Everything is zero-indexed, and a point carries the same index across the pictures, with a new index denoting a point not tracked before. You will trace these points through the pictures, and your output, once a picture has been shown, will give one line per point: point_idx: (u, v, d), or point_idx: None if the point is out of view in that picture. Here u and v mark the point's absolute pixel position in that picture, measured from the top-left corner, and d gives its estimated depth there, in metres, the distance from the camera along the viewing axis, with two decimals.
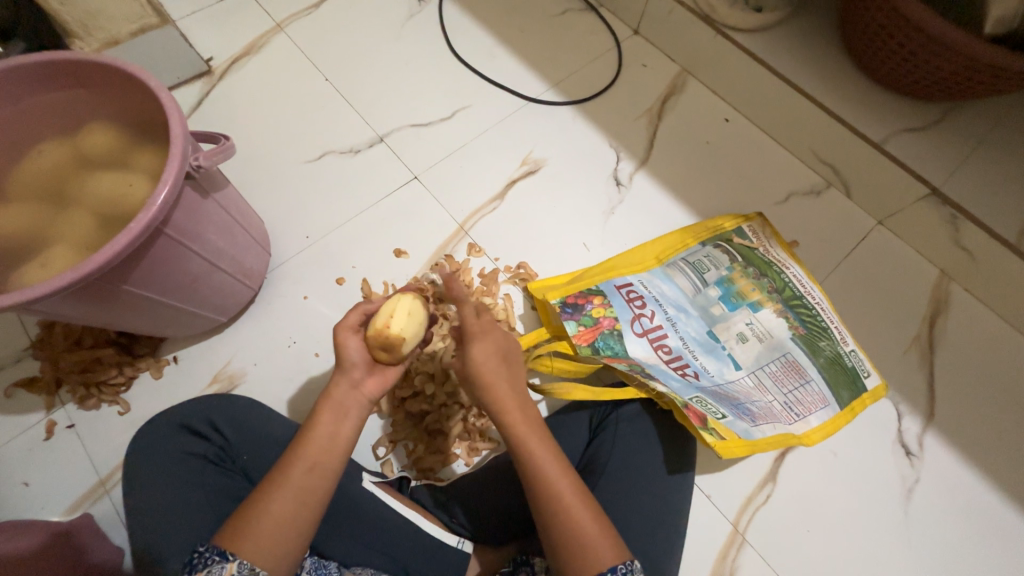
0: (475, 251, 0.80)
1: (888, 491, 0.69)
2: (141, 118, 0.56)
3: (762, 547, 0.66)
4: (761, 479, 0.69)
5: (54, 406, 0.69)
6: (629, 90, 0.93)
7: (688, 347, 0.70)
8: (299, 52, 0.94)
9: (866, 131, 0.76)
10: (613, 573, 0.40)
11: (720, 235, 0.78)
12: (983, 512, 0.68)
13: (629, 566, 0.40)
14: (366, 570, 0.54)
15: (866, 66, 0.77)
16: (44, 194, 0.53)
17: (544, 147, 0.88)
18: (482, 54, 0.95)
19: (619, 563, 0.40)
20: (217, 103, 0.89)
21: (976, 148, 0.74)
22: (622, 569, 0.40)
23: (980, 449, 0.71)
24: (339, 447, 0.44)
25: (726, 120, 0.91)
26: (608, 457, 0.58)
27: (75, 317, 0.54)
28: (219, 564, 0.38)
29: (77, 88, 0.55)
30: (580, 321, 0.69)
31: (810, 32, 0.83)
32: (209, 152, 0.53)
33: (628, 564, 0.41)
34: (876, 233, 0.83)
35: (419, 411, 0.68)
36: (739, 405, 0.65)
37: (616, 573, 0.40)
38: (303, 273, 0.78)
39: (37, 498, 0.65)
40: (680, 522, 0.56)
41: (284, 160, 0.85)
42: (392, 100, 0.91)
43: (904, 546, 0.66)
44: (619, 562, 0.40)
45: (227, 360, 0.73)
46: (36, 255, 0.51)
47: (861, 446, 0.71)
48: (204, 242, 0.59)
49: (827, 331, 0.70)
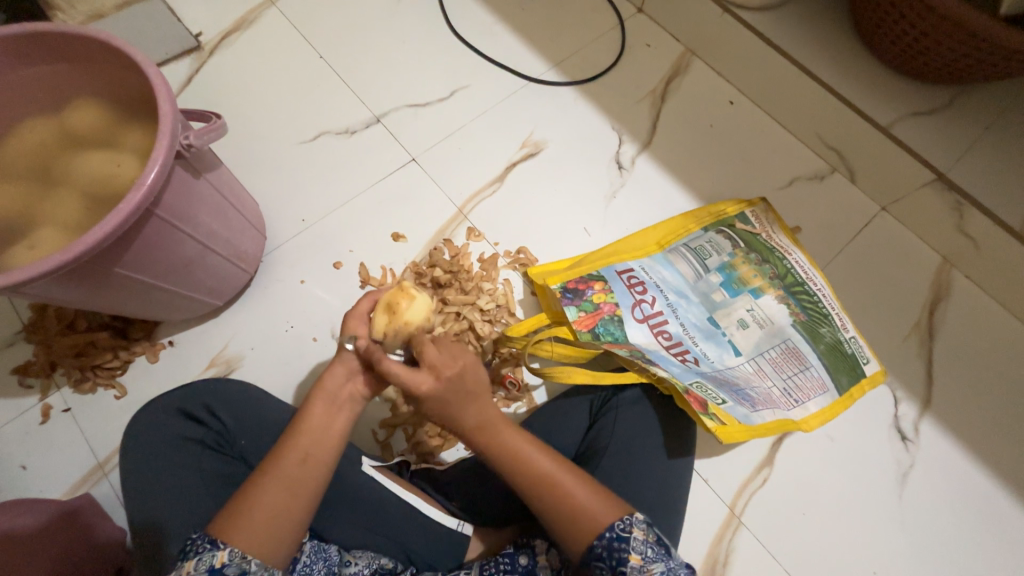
0: (474, 235, 0.79)
1: (883, 475, 0.70)
2: (128, 94, 0.54)
3: (758, 530, 0.67)
4: (758, 464, 0.70)
5: (49, 390, 0.69)
6: (632, 71, 0.90)
7: (688, 333, 0.70)
8: (292, 27, 0.91)
9: (873, 115, 0.75)
10: (612, 530, 0.41)
11: (722, 220, 0.77)
12: (974, 493, 0.69)
13: (627, 521, 0.42)
14: (367, 553, 0.55)
15: (876, 47, 0.75)
16: (31, 174, 0.52)
17: (544, 129, 0.86)
18: (482, 31, 0.92)
19: (616, 519, 0.42)
20: (207, 82, 0.86)
21: (985, 133, 0.73)
22: (620, 525, 0.41)
23: (973, 434, 0.71)
24: (325, 439, 0.44)
25: (731, 102, 0.89)
26: (608, 442, 0.59)
27: (65, 301, 0.52)
28: (209, 552, 0.38)
29: (58, 63, 0.53)
30: (580, 307, 0.68)
31: (820, 10, 0.80)
32: (200, 131, 0.51)
33: (626, 519, 0.42)
34: (878, 219, 0.83)
35: (419, 395, 0.67)
36: (740, 392, 0.66)
37: (614, 530, 0.41)
38: (300, 257, 0.77)
39: (36, 481, 0.65)
40: (679, 506, 0.57)
41: (279, 142, 0.83)
42: (388, 79, 0.88)
43: (895, 528, 0.68)
44: (615, 519, 0.42)
45: (223, 345, 0.72)
46: (22, 238, 0.50)
47: (857, 431, 0.71)
48: (198, 225, 0.57)
49: (828, 318, 0.70)
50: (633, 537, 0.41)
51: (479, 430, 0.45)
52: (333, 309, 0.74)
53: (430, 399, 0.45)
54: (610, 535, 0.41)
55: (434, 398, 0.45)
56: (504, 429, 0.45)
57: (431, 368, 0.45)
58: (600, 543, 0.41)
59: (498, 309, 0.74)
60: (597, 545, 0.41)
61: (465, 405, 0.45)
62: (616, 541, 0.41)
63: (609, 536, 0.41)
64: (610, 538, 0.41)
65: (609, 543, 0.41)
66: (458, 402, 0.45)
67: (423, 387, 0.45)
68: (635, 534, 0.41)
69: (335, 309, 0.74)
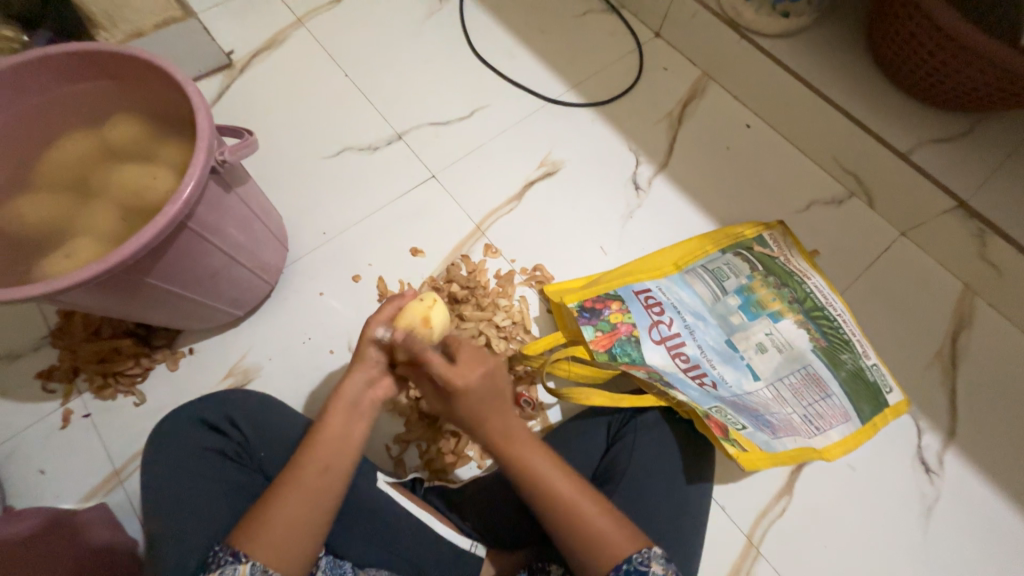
0: (491, 252, 0.79)
1: (907, 508, 0.68)
2: (167, 110, 0.56)
3: (777, 562, 0.65)
4: (777, 492, 0.68)
5: (71, 395, 0.70)
6: (649, 93, 0.92)
7: (706, 355, 0.69)
8: (319, 48, 0.94)
9: (893, 141, 0.75)
10: (629, 563, 0.41)
11: (740, 243, 0.77)
12: (1003, 530, 0.67)
13: (646, 553, 0.41)
14: (380, 572, 0.54)
15: (894, 75, 0.75)
16: (71, 185, 0.54)
17: (561, 149, 0.87)
18: (502, 53, 0.94)
19: (634, 552, 0.42)
20: (237, 98, 0.89)
21: (1007, 160, 0.72)
22: (637, 558, 0.41)
23: (1000, 467, 0.69)
24: (342, 450, 0.44)
25: (747, 125, 0.90)
26: (626, 465, 0.58)
27: (95, 308, 0.54)
28: (231, 565, 0.38)
29: (103, 79, 0.56)
30: (597, 327, 0.68)
31: (837, 37, 0.81)
32: (234, 147, 0.52)
33: (645, 551, 0.42)
34: (898, 245, 0.82)
35: (433, 411, 0.67)
36: (759, 417, 0.65)
37: (632, 563, 0.41)
38: (320, 269, 0.78)
39: (53, 485, 0.66)
40: (698, 534, 0.56)
41: (303, 157, 0.85)
42: (411, 97, 0.90)
43: (920, 564, 0.65)
44: (633, 551, 0.41)
45: (242, 354, 0.73)
46: (61, 246, 0.51)
47: (878, 461, 0.70)
48: (225, 237, 0.59)
49: (849, 343, 0.69)
50: (651, 572, 0.41)
51: (505, 444, 0.44)
52: (350, 322, 0.75)
53: (461, 396, 0.44)
54: (627, 567, 0.41)
55: (464, 393, 0.44)
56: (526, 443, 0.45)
57: (454, 369, 0.44)
58: (617, 573, 0.41)
59: (514, 326, 0.74)
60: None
61: (496, 402, 0.45)
62: (633, 574, 0.40)
63: (626, 568, 0.41)
64: (628, 570, 0.41)
65: (626, 574, 0.40)
66: (488, 401, 0.44)
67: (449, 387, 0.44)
68: (654, 568, 0.41)
69: (352, 321, 0.75)
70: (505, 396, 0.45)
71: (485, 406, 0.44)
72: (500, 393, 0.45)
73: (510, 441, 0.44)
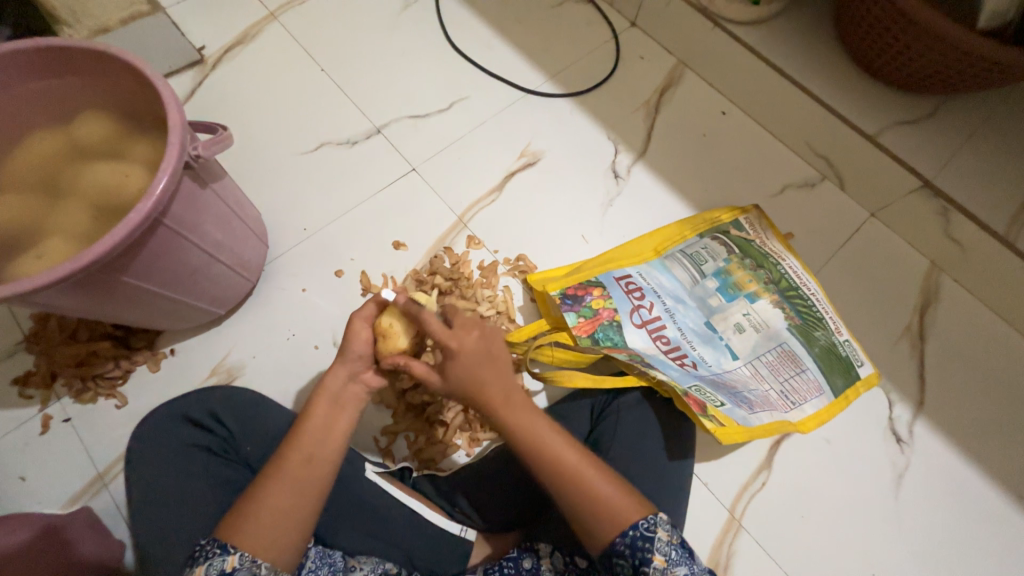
0: (474, 243, 0.80)
1: (879, 476, 0.71)
2: (136, 106, 0.55)
3: (758, 533, 0.68)
4: (756, 467, 0.71)
5: (49, 400, 0.68)
6: (627, 82, 0.93)
7: (686, 337, 0.71)
8: (294, 42, 0.93)
9: (861, 124, 0.77)
10: (635, 529, 0.42)
11: (717, 227, 0.79)
12: (968, 493, 0.70)
13: (652, 520, 0.42)
14: (372, 559, 0.54)
15: (862, 59, 0.78)
16: (38, 185, 0.53)
17: (541, 139, 0.88)
18: (480, 45, 0.94)
19: (641, 518, 0.43)
20: (210, 95, 0.88)
21: (968, 141, 0.75)
22: (643, 524, 0.42)
23: (965, 434, 0.73)
24: (327, 439, 0.45)
25: (723, 113, 0.91)
26: (610, 445, 0.59)
27: (71, 310, 0.53)
28: (219, 557, 0.38)
29: (68, 76, 0.54)
30: (580, 313, 0.69)
31: (807, 24, 0.83)
32: (208, 142, 0.52)
33: (651, 518, 0.43)
34: (868, 225, 0.85)
35: (421, 402, 0.68)
36: (737, 394, 0.67)
37: (638, 529, 0.42)
38: (302, 266, 0.77)
39: (34, 492, 0.65)
40: (680, 507, 0.57)
41: (280, 153, 0.84)
42: (389, 91, 0.90)
43: (893, 528, 0.68)
44: (640, 518, 0.42)
45: (225, 353, 0.72)
46: (32, 247, 0.50)
47: (852, 433, 0.72)
48: (203, 234, 0.58)
49: (822, 321, 0.71)
50: (657, 537, 0.42)
51: (503, 409, 0.46)
52: (334, 317, 0.75)
53: (453, 364, 0.47)
54: (633, 533, 0.42)
55: (455, 362, 0.47)
56: (531, 415, 0.46)
57: (449, 332, 0.48)
58: (622, 540, 0.42)
59: (498, 316, 0.75)
60: (619, 542, 0.42)
61: (490, 363, 0.47)
62: (639, 540, 0.41)
63: (632, 534, 0.42)
64: (634, 536, 0.42)
65: (631, 541, 0.41)
66: (483, 364, 0.47)
67: (444, 351, 0.48)
68: (660, 534, 0.42)
69: (336, 316, 0.75)
70: (501, 361, 0.48)
71: (484, 372, 0.47)
72: (496, 359, 0.48)
73: (508, 409, 0.46)
